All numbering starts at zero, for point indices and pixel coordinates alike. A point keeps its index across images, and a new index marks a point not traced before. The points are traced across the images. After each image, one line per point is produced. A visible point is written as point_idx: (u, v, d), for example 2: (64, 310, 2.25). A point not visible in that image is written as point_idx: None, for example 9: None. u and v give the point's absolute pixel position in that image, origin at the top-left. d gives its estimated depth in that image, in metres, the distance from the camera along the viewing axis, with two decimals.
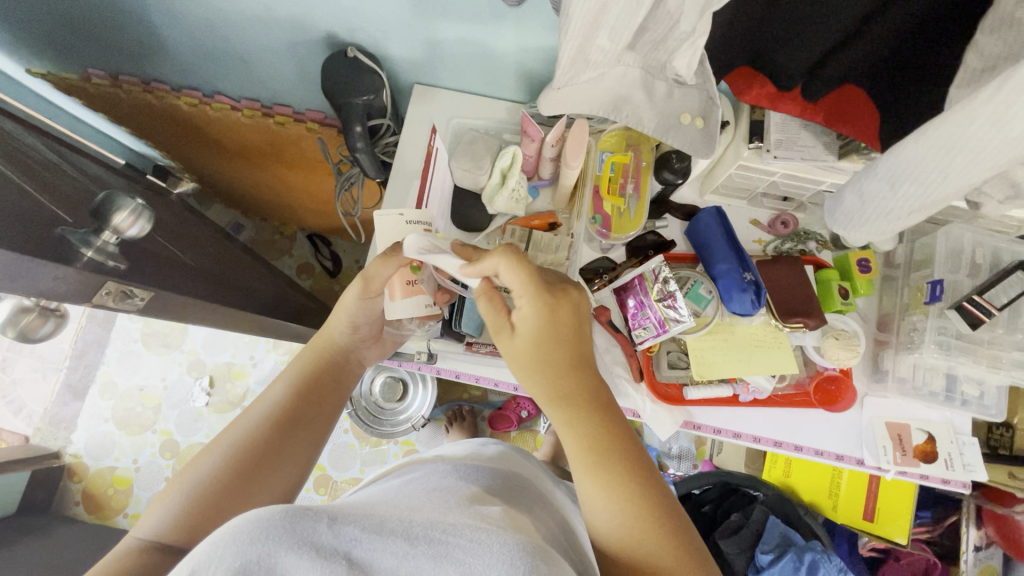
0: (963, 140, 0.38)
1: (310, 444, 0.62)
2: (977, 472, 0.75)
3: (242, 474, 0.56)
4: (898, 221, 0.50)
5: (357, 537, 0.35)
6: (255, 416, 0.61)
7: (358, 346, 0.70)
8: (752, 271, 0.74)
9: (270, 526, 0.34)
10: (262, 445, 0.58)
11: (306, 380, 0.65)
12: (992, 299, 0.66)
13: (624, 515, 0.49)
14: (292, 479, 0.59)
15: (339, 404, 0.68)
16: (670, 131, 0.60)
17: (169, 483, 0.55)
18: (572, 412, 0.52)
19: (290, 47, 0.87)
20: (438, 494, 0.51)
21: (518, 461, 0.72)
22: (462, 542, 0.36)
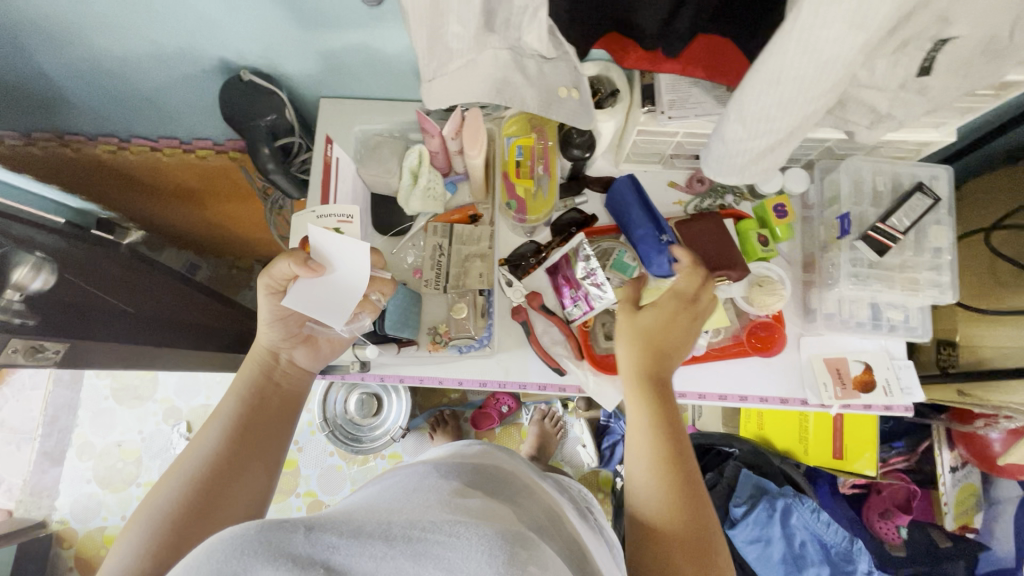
0: (784, 71, 0.39)
1: (272, 455, 0.65)
2: (915, 394, 0.77)
3: (206, 494, 0.58)
4: (763, 162, 0.50)
5: (334, 544, 0.37)
6: (206, 441, 0.62)
7: (282, 346, 0.70)
8: (669, 233, 0.75)
9: (243, 542, 0.37)
10: (223, 466, 0.60)
11: (253, 394, 0.67)
12: (895, 224, 0.68)
13: (655, 488, 0.57)
14: (256, 492, 0.62)
15: (292, 411, 0.70)
16: (552, 106, 0.61)
17: (130, 518, 0.57)
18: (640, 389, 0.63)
19: (188, 80, 0.86)
20: (416, 495, 0.52)
21: (500, 456, 0.73)
22: (440, 539, 0.38)
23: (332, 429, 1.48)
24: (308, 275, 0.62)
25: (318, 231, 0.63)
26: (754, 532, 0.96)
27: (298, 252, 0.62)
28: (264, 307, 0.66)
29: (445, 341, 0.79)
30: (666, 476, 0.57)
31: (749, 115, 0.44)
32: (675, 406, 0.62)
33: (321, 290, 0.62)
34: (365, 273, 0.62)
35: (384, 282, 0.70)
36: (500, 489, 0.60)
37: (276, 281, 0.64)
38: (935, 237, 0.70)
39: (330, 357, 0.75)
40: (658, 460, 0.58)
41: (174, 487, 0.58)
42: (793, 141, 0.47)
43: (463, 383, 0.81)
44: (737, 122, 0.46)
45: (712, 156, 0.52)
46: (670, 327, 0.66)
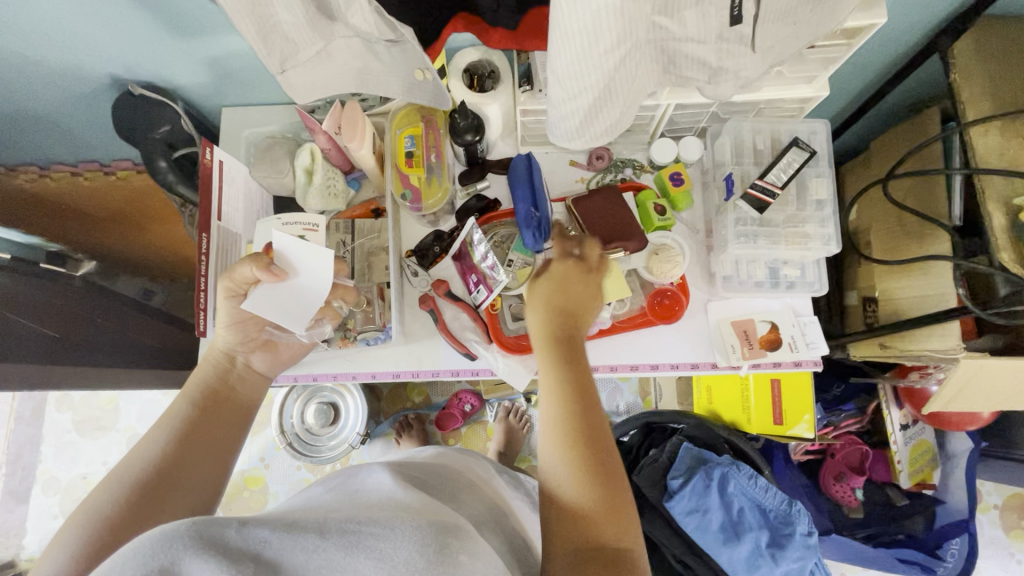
0: (567, 25, 0.39)
1: (225, 457, 0.63)
2: (821, 348, 0.78)
3: (153, 492, 0.56)
4: (598, 119, 0.51)
5: (267, 538, 0.39)
6: (154, 441, 0.60)
7: (239, 349, 0.69)
8: (544, 210, 0.77)
9: (176, 536, 0.37)
10: (171, 467, 0.59)
11: (207, 395, 0.65)
12: (773, 180, 0.69)
13: (567, 471, 0.52)
14: (205, 492, 0.60)
15: (247, 413, 0.68)
16: (414, 89, 0.61)
17: (67, 520, 0.53)
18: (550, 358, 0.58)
19: (85, 100, 0.87)
20: (357, 495, 0.54)
21: (455, 458, 0.75)
22: (374, 531, 0.41)
23: (290, 441, 1.47)
24: (271, 280, 0.63)
25: (286, 238, 0.64)
26: (690, 502, 0.95)
27: (263, 256, 0.63)
28: (223, 309, 0.66)
29: (352, 336, 0.78)
30: (580, 445, 0.52)
31: (562, 75, 0.44)
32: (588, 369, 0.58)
33: (284, 293, 0.64)
34: (330, 278, 0.65)
35: (346, 290, 0.73)
36: (442, 484, 0.62)
37: (236, 284, 0.64)
38: (816, 190, 0.72)
39: (289, 362, 0.75)
40: (572, 427, 0.53)
41: (114, 490, 0.55)
42: (618, 92, 0.49)
43: (377, 376, 0.82)
44: (556, 82, 0.46)
45: (553, 121, 0.52)
46: (573, 282, 0.61)
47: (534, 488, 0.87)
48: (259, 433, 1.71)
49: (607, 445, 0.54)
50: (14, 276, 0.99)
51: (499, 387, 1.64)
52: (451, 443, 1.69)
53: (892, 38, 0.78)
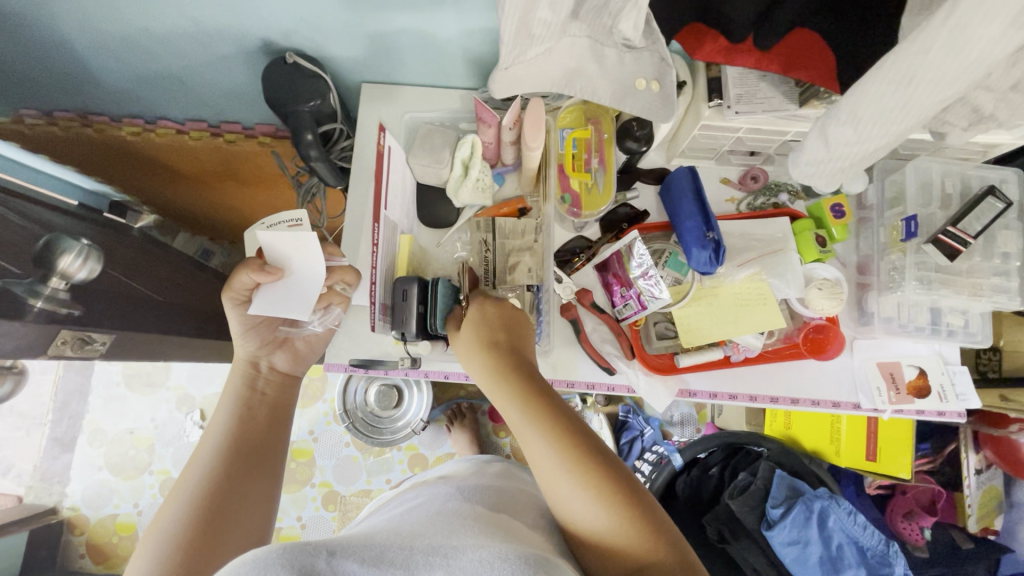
0: (920, 71, 0.37)
1: (271, 462, 0.65)
2: (970, 400, 0.76)
3: (215, 508, 0.58)
4: (857, 166, 0.49)
5: (356, 570, 0.40)
6: (203, 458, 0.62)
7: (260, 354, 0.71)
8: (716, 231, 0.73)
9: (270, 564, 0.37)
10: (225, 478, 0.60)
11: (240, 405, 0.67)
12: (967, 229, 0.66)
13: (601, 506, 0.52)
14: (261, 501, 0.62)
15: (283, 416, 0.70)
16: (627, 97, 0.58)
17: (140, 541, 0.55)
18: (529, 409, 0.57)
19: (227, 61, 0.83)
20: (439, 517, 0.54)
21: (522, 476, 0.76)
22: (458, 568, 0.41)
23: (352, 420, 1.46)
24: (270, 280, 0.62)
25: (266, 235, 0.60)
26: (790, 532, 0.95)
27: (254, 260, 0.61)
28: (233, 319, 0.67)
29: None
30: (574, 457, 0.54)
31: (864, 117, 0.42)
32: (559, 405, 0.57)
33: (285, 290, 0.62)
34: (320, 262, 0.62)
35: (345, 270, 0.69)
36: (512, 504, 0.62)
37: (238, 292, 0.64)
38: (1004, 242, 0.69)
39: (311, 356, 0.76)
40: (556, 458, 0.54)
41: (178, 507, 0.57)
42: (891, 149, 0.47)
43: None
44: (848, 123, 0.44)
45: (804, 158, 0.50)
46: (514, 323, 0.65)
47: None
48: (310, 405, 1.70)
49: (614, 464, 0.55)
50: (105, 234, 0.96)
51: None
52: (502, 436, 1.69)
53: None
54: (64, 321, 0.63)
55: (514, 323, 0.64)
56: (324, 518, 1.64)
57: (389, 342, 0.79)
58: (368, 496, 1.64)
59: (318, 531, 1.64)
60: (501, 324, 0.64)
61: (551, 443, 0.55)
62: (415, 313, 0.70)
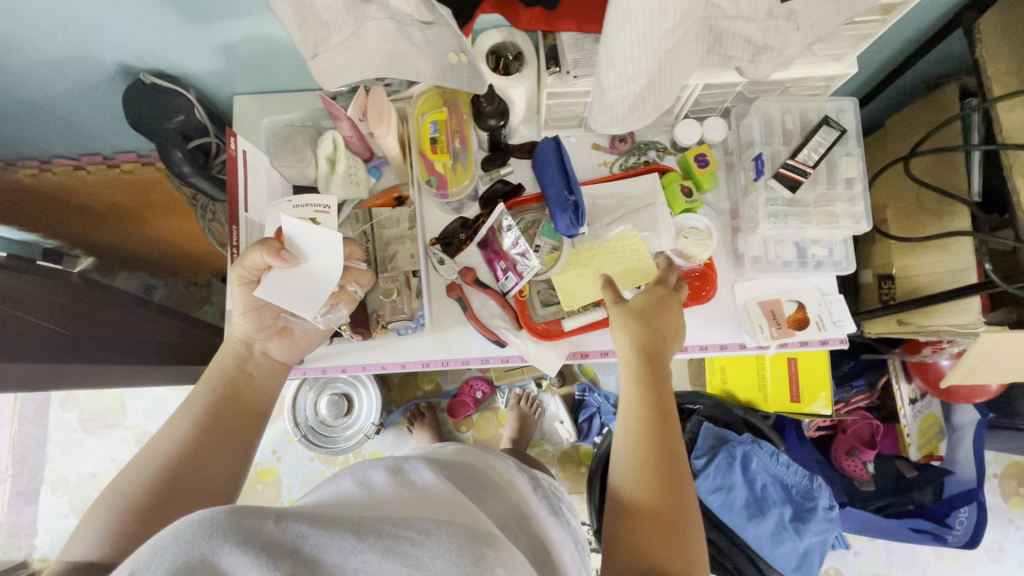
0: (631, 4, 0.39)
1: (244, 444, 0.65)
2: (847, 325, 0.78)
3: (173, 483, 0.58)
4: (642, 107, 0.51)
5: (304, 533, 0.40)
6: (176, 433, 0.62)
7: (255, 337, 0.69)
8: (577, 193, 0.76)
9: (216, 523, 0.38)
10: (192, 453, 0.60)
11: (224, 385, 0.66)
12: (804, 159, 0.69)
13: (637, 463, 0.57)
14: (223, 486, 0.61)
15: (262, 405, 0.69)
16: (446, 74, 0.60)
17: (98, 497, 0.57)
18: (642, 369, 0.62)
19: (94, 88, 0.84)
20: (394, 486, 0.54)
21: (484, 455, 0.75)
22: (409, 535, 0.41)
23: (304, 433, 1.46)
24: (283, 266, 0.60)
25: (292, 220, 0.60)
26: (715, 480, 0.97)
27: (272, 242, 0.60)
28: (235, 297, 0.65)
29: (383, 324, 0.78)
30: (651, 410, 0.59)
31: (619, 60, 0.44)
32: (664, 371, 0.63)
33: (297, 279, 0.61)
34: (340, 259, 0.61)
35: (359, 272, 0.70)
36: (473, 482, 0.64)
37: (250, 271, 0.62)
38: (846, 169, 0.72)
39: (306, 349, 0.75)
40: (645, 432, 0.58)
41: (139, 475, 0.58)
42: (661, 85, 0.49)
43: (407, 366, 0.82)
44: (610, 68, 0.45)
45: (595, 108, 0.52)
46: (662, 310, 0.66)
47: (559, 489, 0.84)
48: (270, 425, 1.71)
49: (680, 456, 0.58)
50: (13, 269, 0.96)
51: (510, 373, 1.64)
52: (463, 430, 1.70)
53: (914, 16, 0.78)
54: None
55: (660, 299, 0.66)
56: None
57: None
58: None
59: None
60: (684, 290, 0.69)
61: (632, 393, 0.61)
62: None
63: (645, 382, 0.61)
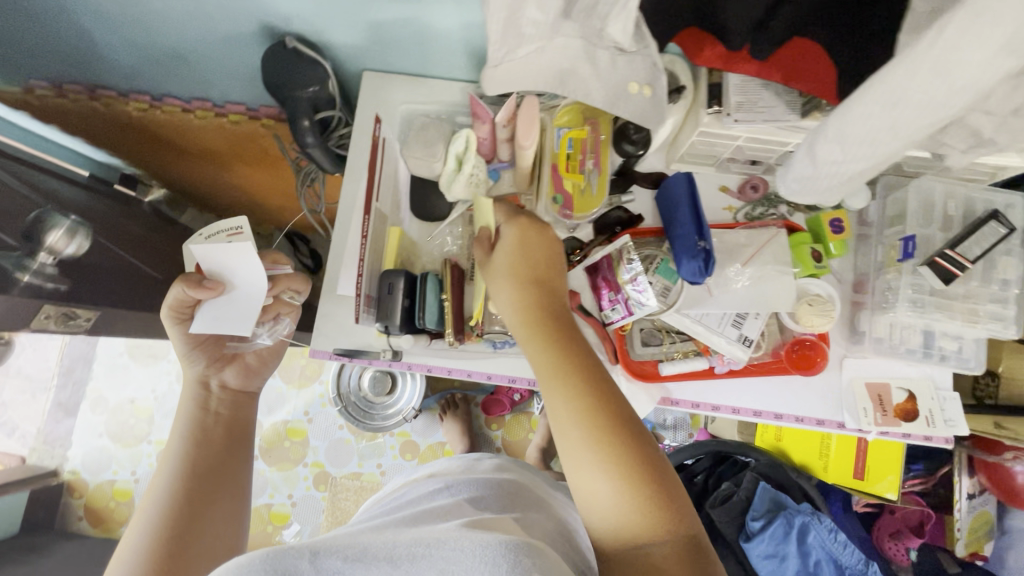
0: (907, 94, 0.36)
1: (235, 480, 0.64)
2: (958, 427, 0.74)
3: (180, 531, 0.56)
4: (850, 183, 0.48)
5: (339, 568, 0.40)
6: (161, 486, 0.60)
7: (209, 372, 0.69)
8: (707, 240, 0.71)
9: (253, 571, 0.39)
10: (183, 502, 0.58)
11: (195, 428, 0.65)
12: (965, 252, 0.65)
13: (607, 486, 0.48)
14: (228, 520, 0.60)
15: (240, 432, 0.67)
16: (619, 102, 0.57)
17: (109, 570, 0.54)
18: (562, 380, 0.52)
19: (229, 41, 0.83)
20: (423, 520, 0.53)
21: (516, 470, 0.73)
22: (443, 554, 0.41)
23: (346, 405, 1.49)
24: (209, 294, 0.61)
25: (201, 247, 0.60)
26: (769, 546, 0.97)
27: (193, 276, 0.61)
28: (176, 337, 0.67)
29: (478, 333, 0.75)
30: (592, 425, 0.50)
31: (851, 138, 0.42)
32: (591, 365, 0.53)
33: (226, 303, 0.61)
34: (262, 273, 0.61)
35: (288, 279, 0.72)
36: (512, 502, 0.61)
37: (181, 311, 0.65)
38: (1004, 269, 0.67)
39: (266, 371, 0.74)
40: (586, 438, 0.49)
41: (139, 538, 0.55)
42: (883, 167, 0.46)
43: (493, 378, 0.78)
44: (835, 142, 0.43)
45: (794, 172, 0.51)
46: (537, 248, 0.61)
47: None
48: (306, 386, 1.72)
49: (636, 430, 0.50)
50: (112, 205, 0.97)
51: None
52: (494, 428, 1.69)
53: None
54: (49, 297, 0.63)
55: (539, 249, 0.60)
56: (314, 497, 1.67)
57: (373, 333, 0.78)
58: (358, 479, 1.66)
59: (308, 511, 1.66)
60: (526, 248, 0.60)
61: (567, 402, 0.51)
62: (400, 305, 0.71)
63: (571, 385, 0.51)
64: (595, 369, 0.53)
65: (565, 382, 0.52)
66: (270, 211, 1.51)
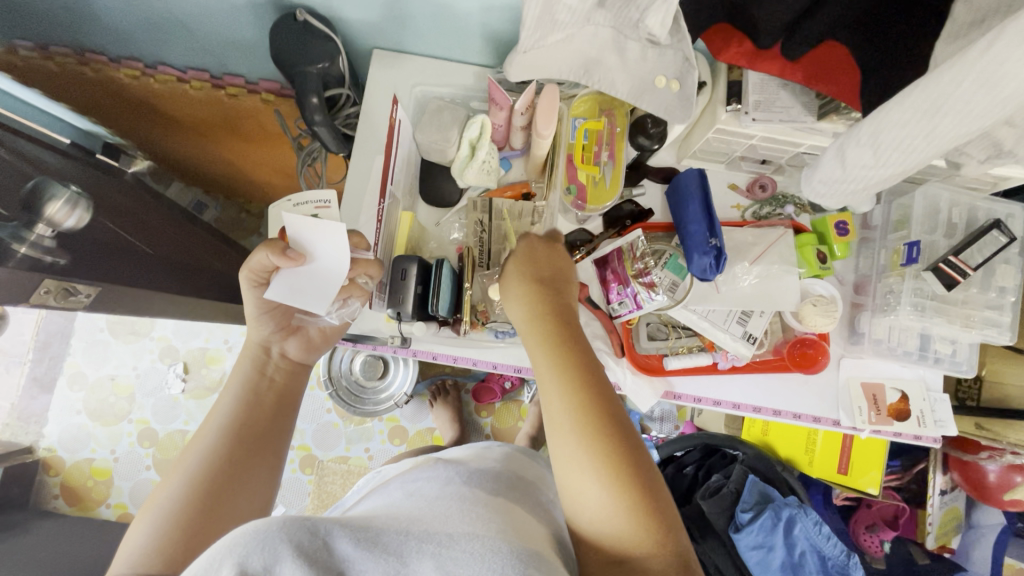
0: (950, 101, 0.37)
1: (274, 449, 0.62)
2: (947, 428, 0.77)
3: (215, 493, 0.55)
4: (872, 188, 0.49)
5: (349, 555, 0.39)
6: (202, 446, 0.59)
7: (273, 339, 0.68)
8: (718, 237, 0.71)
9: (270, 538, 0.37)
10: (223, 465, 0.57)
11: (248, 391, 0.64)
12: (967, 259, 0.66)
13: (599, 490, 0.48)
14: (261, 496, 0.59)
15: (290, 405, 0.66)
16: (645, 94, 0.58)
17: (138, 517, 0.53)
18: (562, 383, 0.52)
19: (234, 10, 0.79)
20: (439, 500, 0.53)
21: (525, 463, 0.73)
22: (455, 556, 0.41)
23: (337, 388, 1.47)
24: (290, 266, 0.60)
25: (294, 218, 0.60)
26: (757, 537, 0.99)
27: (277, 242, 0.59)
28: (249, 301, 0.64)
29: (484, 322, 0.76)
30: (589, 429, 0.50)
31: (885, 142, 0.42)
32: (594, 369, 0.53)
33: (303, 278, 0.60)
34: (347, 258, 0.60)
35: (368, 264, 0.66)
36: (520, 494, 0.61)
37: (256, 274, 0.62)
38: (1002, 276, 0.70)
39: (325, 347, 0.73)
40: (581, 444, 0.50)
41: (178, 487, 0.55)
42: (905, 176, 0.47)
43: (497, 369, 0.80)
44: (868, 146, 0.44)
45: (820, 175, 0.51)
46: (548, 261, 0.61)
47: None
48: None
49: (634, 446, 0.50)
50: (102, 175, 0.93)
51: None
52: (483, 416, 1.69)
53: None
54: (49, 270, 0.61)
55: (542, 259, 0.61)
56: (301, 480, 1.66)
57: (381, 320, 0.78)
58: (345, 463, 1.66)
59: (293, 493, 1.65)
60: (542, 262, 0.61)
61: (563, 398, 0.51)
62: (415, 291, 0.70)
63: (573, 386, 0.52)
64: (596, 374, 0.53)
65: (565, 389, 0.52)
66: (262, 188, 1.47)
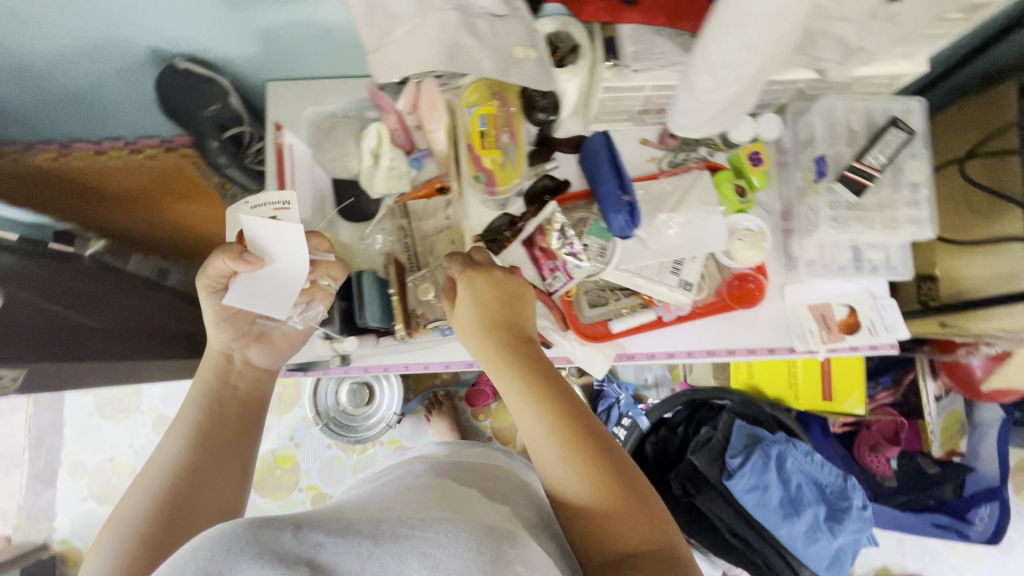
0: (749, 11, 0.37)
1: (240, 457, 0.62)
2: (900, 331, 0.77)
3: (180, 503, 0.56)
4: (729, 111, 0.50)
5: (321, 542, 0.37)
6: (167, 457, 0.59)
7: (234, 346, 0.67)
8: (631, 192, 0.74)
9: (233, 537, 0.36)
10: (189, 474, 0.58)
11: (212, 400, 0.64)
12: (872, 162, 0.68)
13: (577, 483, 0.50)
14: (228, 501, 0.59)
15: (255, 414, 0.66)
16: (508, 70, 0.56)
17: (103, 528, 0.54)
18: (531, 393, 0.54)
19: (119, 72, 0.80)
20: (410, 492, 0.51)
21: (495, 455, 0.72)
22: (427, 537, 0.38)
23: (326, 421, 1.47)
24: (247, 269, 0.60)
25: (252, 220, 0.60)
26: (750, 479, 0.98)
27: (232, 247, 0.60)
28: (207, 308, 0.64)
29: (425, 324, 0.75)
30: (565, 432, 0.52)
31: (715, 62, 0.42)
32: (560, 381, 0.55)
33: (260, 281, 0.61)
34: (306, 261, 0.61)
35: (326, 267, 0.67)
36: (492, 484, 0.60)
37: (214, 278, 0.62)
38: (912, 172, 0.70)
39: (289, 351, 0.73)
40: (559, 450, 0.51)
41: (141, 501, 0.55)
42: (751, 94, 0.48)
43: (449, 366, 0.80)
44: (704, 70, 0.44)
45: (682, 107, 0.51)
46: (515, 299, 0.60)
47: None
48: (287, 412, 1.70)
49: (607, 449, 0.52)
50: None
51: None
52: (482, 419, 1.69)
53: None
54: None
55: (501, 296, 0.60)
56: None
57: (317, 343, 0.78)
58: None
59: None
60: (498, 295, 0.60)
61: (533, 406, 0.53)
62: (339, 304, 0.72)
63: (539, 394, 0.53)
64: (566, 389, 0.54)
65: (534, 401, 0.53)
66: None
